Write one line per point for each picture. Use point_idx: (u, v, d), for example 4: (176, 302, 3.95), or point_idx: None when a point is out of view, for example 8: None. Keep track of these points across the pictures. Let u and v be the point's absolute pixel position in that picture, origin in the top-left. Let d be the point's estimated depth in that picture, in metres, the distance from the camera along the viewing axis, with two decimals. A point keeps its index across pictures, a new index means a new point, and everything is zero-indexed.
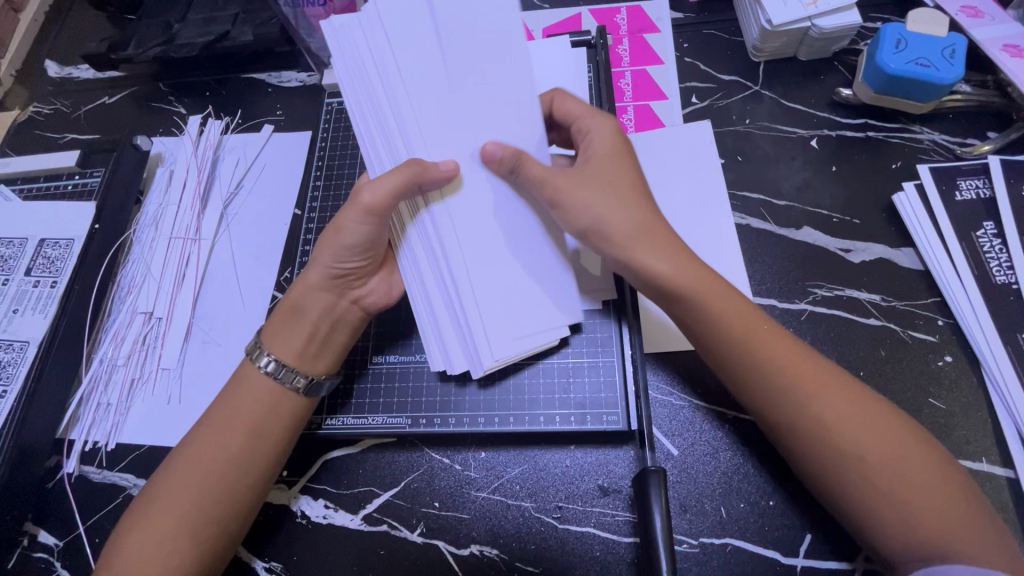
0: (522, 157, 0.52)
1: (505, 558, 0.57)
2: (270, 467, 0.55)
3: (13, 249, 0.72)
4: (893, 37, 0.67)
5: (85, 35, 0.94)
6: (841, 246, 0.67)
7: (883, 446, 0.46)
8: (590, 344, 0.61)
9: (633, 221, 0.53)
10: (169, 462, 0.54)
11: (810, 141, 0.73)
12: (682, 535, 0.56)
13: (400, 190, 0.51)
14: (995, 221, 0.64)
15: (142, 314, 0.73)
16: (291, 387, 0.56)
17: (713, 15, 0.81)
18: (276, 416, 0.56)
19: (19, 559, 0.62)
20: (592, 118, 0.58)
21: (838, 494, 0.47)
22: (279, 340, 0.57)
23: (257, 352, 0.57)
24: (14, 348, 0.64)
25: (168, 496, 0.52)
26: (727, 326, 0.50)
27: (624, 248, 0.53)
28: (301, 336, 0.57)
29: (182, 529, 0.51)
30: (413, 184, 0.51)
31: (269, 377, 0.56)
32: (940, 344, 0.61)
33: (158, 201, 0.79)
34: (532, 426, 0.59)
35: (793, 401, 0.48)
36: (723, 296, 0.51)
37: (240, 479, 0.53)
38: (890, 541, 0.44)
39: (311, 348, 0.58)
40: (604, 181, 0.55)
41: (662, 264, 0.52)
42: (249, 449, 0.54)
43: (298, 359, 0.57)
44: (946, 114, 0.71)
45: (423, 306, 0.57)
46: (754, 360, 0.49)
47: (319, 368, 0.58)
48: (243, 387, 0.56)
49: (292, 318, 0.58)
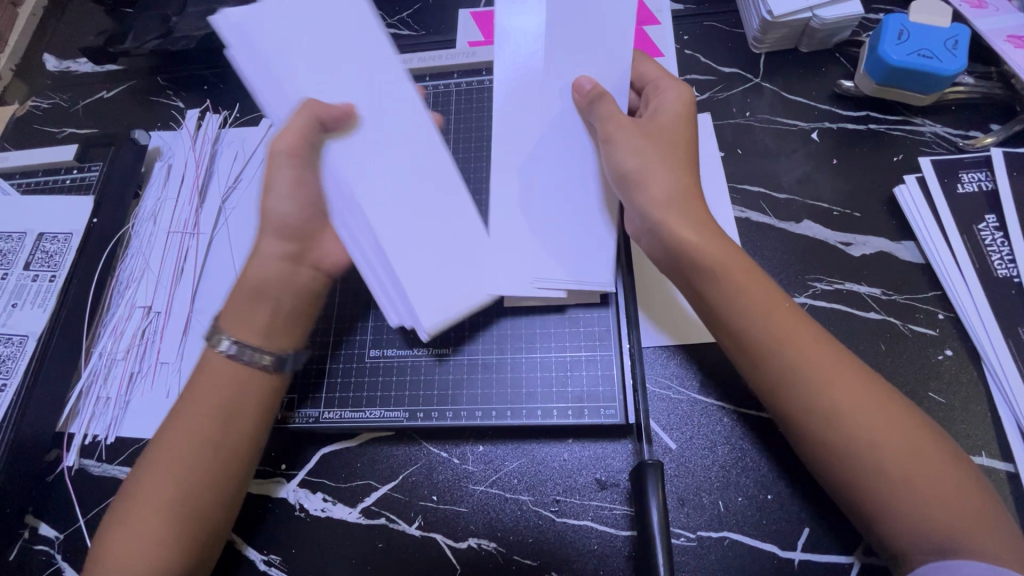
0: (603, 95, 0.59)
1: (503, 551, 0.57)
2: (243, 455, 0.54)
3: (11, 244, 0.72)
4: (896, 28, 0.67)
5: (85, 28, 0.94)
6: (841, 239, 0.66)
7: (889, 431, 0.46)
8: (590, 338, 0.61)
9: (679, 177, 0.55)
10: (147, 453, 0.53)
11: (812, 134, 0.72)
12: (680, 528, 0.56)
13: (307, 128, 0.55)
14: (997, 214, 0.64)
15: (140, 308, 0.72)
16: (254, 364, 0.55)
17: (714, 6, 0.80)
18: (246, 402, 0.55)
19: (20, 552, 0.62)
20: (668, 80, 0.61)
21: (841, 475, 0.47)
22: (237, 321, 0.56)
23: (216, 336, 0.56)
24: (12, 341, 0.64)
25: (145, 496, 0.51)
26: (744, 303, 0.51)
27: (656, 207, 0.54)
28: (263, 312, 0.56)
29: (167, 519, 0.50)
30: (316, 119, 0.56)
31: (233, 359, 0.55)
32: (940, 337, 0.61)
33: (156, 194, 0.79)
34: (530, 419, 0.59)
35: (807, 381, 0.47)
36: (742, 272, 0.52)
37: (215, 465, 0.52)
38: (904, 533, 0.44)
39: (276, 325, 0.57)
40: (665, 141, 0.57)
41: (689, 232, 0.53)
42: (223, 438, 0.53)
43: (262, 337, 0.56)
44: (948, 105, 0.71)
45: (359, 252, 0.59)
46: (766, 336, 0.49)
47: (282, 343, 0.57)
48: (206, 375, 0.55)
49: (249, 299, 0.56)
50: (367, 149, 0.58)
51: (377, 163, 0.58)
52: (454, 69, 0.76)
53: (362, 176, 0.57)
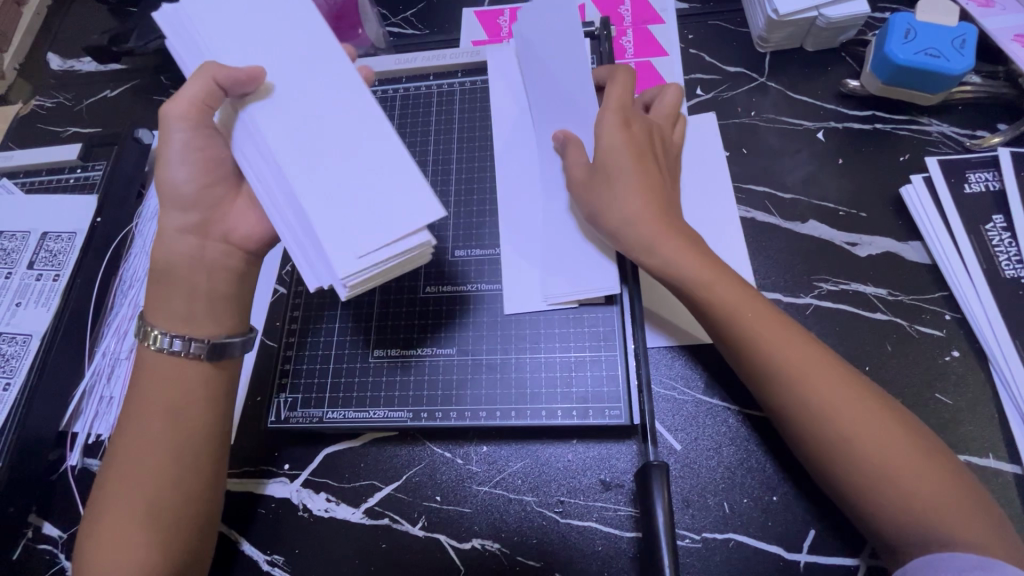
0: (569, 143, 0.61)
1: (506, 552, 0.57)
2: (199, 445, 0.52)
3: (15, 243, 0.72)
4: (902, 26, 0.66)
5: (89, 27, 0.94)
6: (847, 239, 0.66)
7: (875, 432, 0.46)
8: (595, 337, 0.61)
9: (640, 203, 0.55)
10: (109, 459, 0.52)
11: (817, 133, 0.72)
12: (685, 530, 0.56)
13: (205, 93, 0.49)
14: (1005, 214, 0.63)
15: (145, 308, 0.71)
16: (187, 355, 0.53)
17: (719, 5, 0.80)
18: (190, 390, 0.53)
19: (24, 551, 0.62)
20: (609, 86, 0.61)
21: (827, 472, 0.47)
22: (167, 312, 0.53)
23: (148, 333, 0.53)
24: (17, 340, 0.65)
25: (115, 496, 0.50)
26: (724, 306, 0.51)
27: (619, 227, 0.56)
28: (182, 295, 0.53)
29: (135, 516, 0.49)
30: (214, 84, 0.48)
31: (174, 355, 0.52)
32: (947, 338, 0.60)
33: (160, 193, 0.77)
34: (534, 420, 0.59)
35: (787, 381, 0.48)
36: (720, 278, 0.52)
37: (174, 464, 0.51)
38: (899, 532, 0.44)
39: (198, 309, 0.54)
40: (615, 160, 0.57)
41: (653, 250, 0.54)
42: (175, 429, 0.52)
43: (189, 324, 0.53)
44: (955, 105, 0.70)
45: (285, 223, 0.50)
46: (748, 339, 0.50)
47: (203, 328, 0.54)
48: (146, 371, 0.53)
49: (171, 285, 0.54)
50: (288, 100, 0.49)
51: (296, 111, 0.48)
52: (458, 68, 0.75)
53: (279, 123, 0.48)
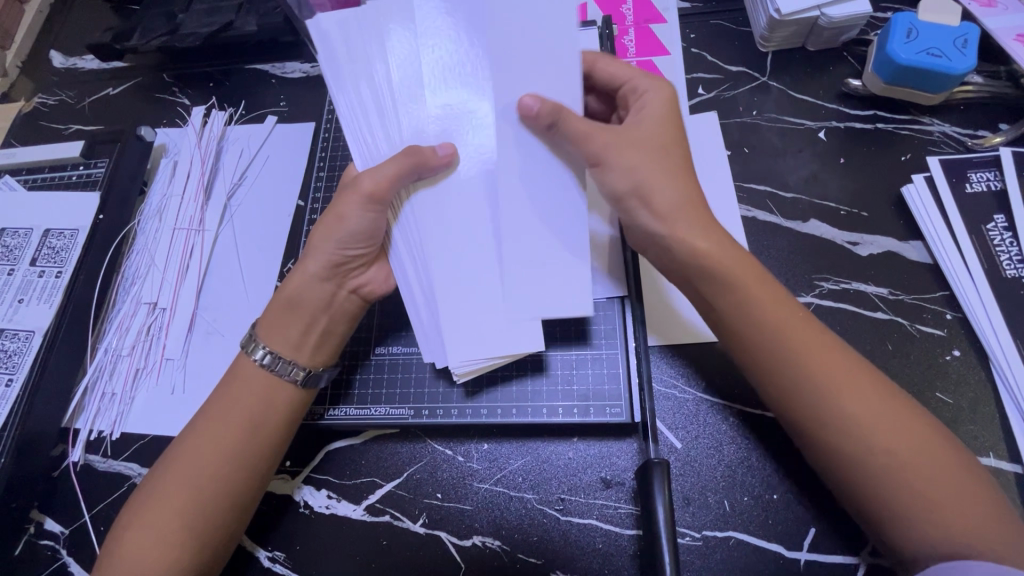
0: (561, 110, 0.49)
1: (508, 549, 0.57)
2: (264, 462, 0.54)
3: (18, 240, 0.72)
4: (905, 26, 0.66)
5: (91, 25, 0.94)
6: (849, 239, 0.66)
7: (901, 437, 0.45)
8: (596, 335, 0.61)
9: (676, 194, 0.51)
10: (168, 454, 0.53)
11: (819, 133, 0.72)
12: (685, 527, 0.56)
13: (401, 176, 0.51)
14: (1006, 214, 0.63)
15: (146, 305, 0.72)
16: (286, 377, 0.55)
17: (721, 4, 0.80)
18: (272, 408, 0.54)
19: (25, 546, 0.62)
20: (647, 79, 0.56)
21: (843, 479, 0.47)
22: (274, 332, 0.56)
23: (252, 343, 0.56)
24: (20, 337, 0.65)
25: (165, 491, 0.51)
26: (755, 311, 0.49)
27: (663, 220, 0.51)
28: (298, 325, 0.56)
29: (181, 519, 0.50)
30: (412, 170, 0.51)
31: (264, 369, 0.55)
32: (949, 338, 0.61)
33: (161, 191, 0.79)
34: (535, 418, 0.59)
35: (815, 390, 0.47)
36: (754, 278, 0.51)
37: (234, 471, 0.52)
38: (917, 537, 0.44)
39: (309, 339, 0.57)
40: (654, 145, 0.53)
41: (696, 244, 0.50)
42: (246, 443, 0.53)
43: (295, 351, 0.56)
44: (957, 105, 0.70)
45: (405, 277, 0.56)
46: (776, 344, 0.49)
47: (318, 360, 0.57)
48: (238, 378, 0.55)
49: (283, 311, 0.56)
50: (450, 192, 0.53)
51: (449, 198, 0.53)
52: None
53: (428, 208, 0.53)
